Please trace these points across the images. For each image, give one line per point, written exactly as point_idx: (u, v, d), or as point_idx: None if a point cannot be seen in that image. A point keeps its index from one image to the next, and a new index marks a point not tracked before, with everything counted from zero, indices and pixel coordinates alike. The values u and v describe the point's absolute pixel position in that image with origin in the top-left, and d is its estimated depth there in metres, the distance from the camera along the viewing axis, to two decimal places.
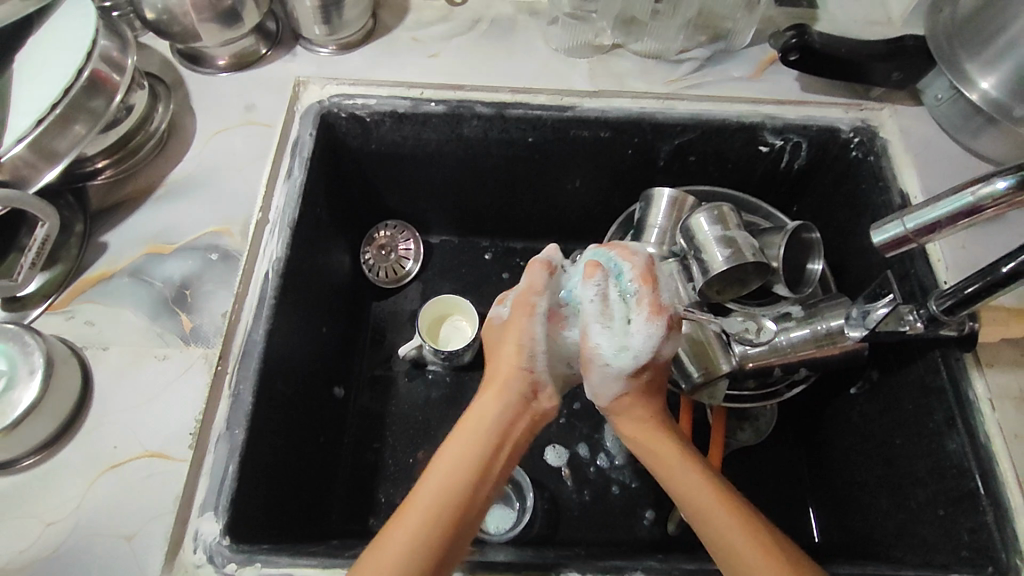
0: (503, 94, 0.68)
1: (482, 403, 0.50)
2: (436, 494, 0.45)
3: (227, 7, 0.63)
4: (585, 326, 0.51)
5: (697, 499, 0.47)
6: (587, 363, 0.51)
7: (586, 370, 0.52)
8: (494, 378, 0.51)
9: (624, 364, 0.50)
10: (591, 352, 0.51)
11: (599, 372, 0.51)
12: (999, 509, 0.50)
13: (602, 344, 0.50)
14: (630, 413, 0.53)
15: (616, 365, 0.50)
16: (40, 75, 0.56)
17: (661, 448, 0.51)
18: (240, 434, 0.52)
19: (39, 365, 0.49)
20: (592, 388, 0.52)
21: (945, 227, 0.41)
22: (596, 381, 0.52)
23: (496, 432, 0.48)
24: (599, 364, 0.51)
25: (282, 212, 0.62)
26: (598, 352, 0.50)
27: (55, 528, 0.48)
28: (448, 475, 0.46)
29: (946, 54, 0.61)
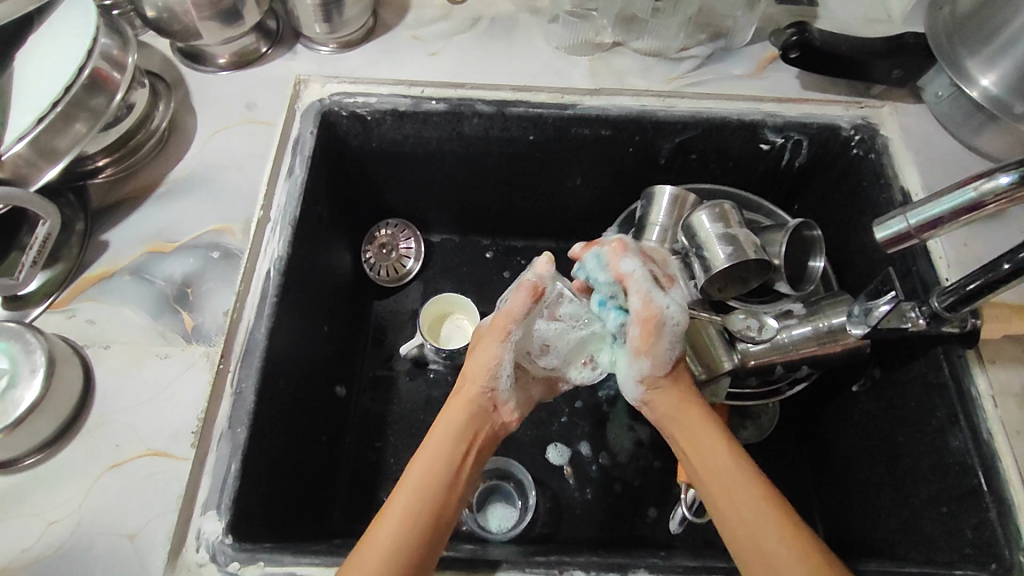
0: (504, 92, 0.68)
1: (447, 415, 0.51)
2: (421, 481, 0.46)
3: (228, 5, 0.62)
4: (637, 297, 0.52)
5: (733, 493, 0.46)
6: (649, 334, 0.52)
7: (649, 338, 0.52)
8: (458, 392, 0.53)
9: (685, 318, 0.52)
10: (657, 319, 0.51)
11: (664, 336, 0.52)
12: (1001, 505, 0.50)
13: (668, 302, 0.52)
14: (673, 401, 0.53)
15: (677, 323, 0.52)
16: (41, 74, 0.56)
17: (704, 437, 0.50)
18: (242, 433, 0.52)
19: (40, 364, 0.49)
20: (652, 359, 0.52)
21: (947, 222, 0.41)
22: (659, 347, 0.52)
23: (463, 441, 0.50)
24: (665, 320, 0.52)
25: (283, 211, 0.62)
26: (664, 312, 0.52)
27: (56, 527, 0.48)
28: (428, 468, 0.47)
29: (947, 51, 0.61)
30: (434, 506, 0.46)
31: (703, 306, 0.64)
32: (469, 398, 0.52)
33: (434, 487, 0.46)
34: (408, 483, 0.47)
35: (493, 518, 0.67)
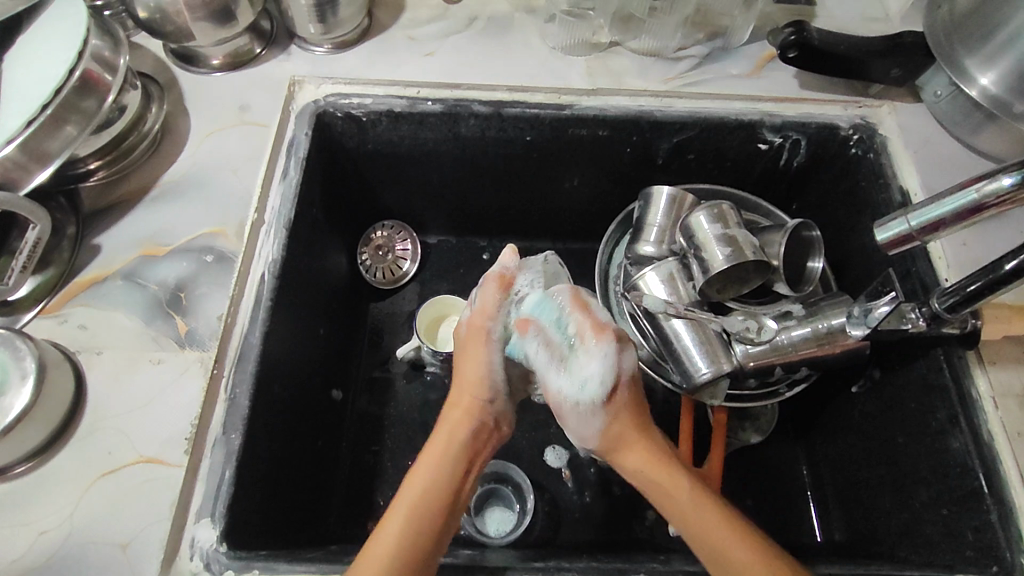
0: (500, 93, 0.68)
1: (449, 430, 0.51)
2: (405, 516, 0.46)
3: (221, 6, 0.62)
4: (541, 375, 0.52)
5: (708, 536, 0.46)
6: (561, 412, 0.53)
7: (560, 414, 0.53)
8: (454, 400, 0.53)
9: (589, 399, 0.51)
10: (558, 399, 0.52)
11: (570, 415, 0.52)
12: (1003, 507, 0.50)
13: (566, 385, 0.51)
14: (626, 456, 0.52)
15: (581, 401, 0.51)
16: (31, 76, 0.55)
17: (669, 477, 0.50)
18: (236, 439, 0.52)
19: (30, 370, 0.48)
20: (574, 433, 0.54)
21: (949, 224, 0.40)
22: (574, 424, 0.53)
23: (461, 451, 0.50)
24: (569, 405, 0.51)
25: (277, 213, 0.61)
26: (561, 394, 0.51)
27: (48, 536, 0.48)
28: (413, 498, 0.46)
29: (946, 50, 0.61)
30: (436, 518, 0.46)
31: (701, 307, 0.63)
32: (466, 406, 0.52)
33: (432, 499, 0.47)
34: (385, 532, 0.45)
35: (492, 521, 0.66)
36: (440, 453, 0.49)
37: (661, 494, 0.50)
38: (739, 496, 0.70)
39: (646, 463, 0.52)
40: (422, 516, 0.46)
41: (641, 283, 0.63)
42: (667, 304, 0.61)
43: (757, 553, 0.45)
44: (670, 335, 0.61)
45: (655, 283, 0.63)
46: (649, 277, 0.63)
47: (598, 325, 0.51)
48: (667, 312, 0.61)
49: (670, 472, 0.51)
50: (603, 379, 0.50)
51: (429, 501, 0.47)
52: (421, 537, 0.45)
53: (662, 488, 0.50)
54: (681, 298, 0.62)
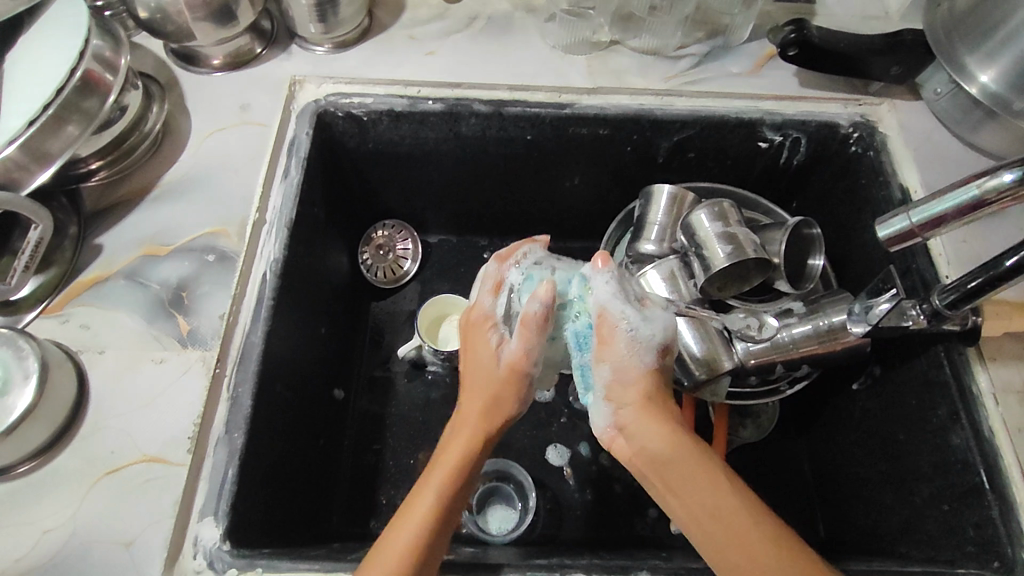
0: (501, 92, 0.68)
1: (468, 419, 0.51)
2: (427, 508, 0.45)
3: (221, 6, 0.62)
4: (603, 304, 0.54)
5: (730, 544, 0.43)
6: (608, 340, 0.53)
7: (605, 341, 0.53)
8: (475, 383, 0.53)
9: (652, 334, 0.52)
10: (615, 323, 0.53)
11: (623, 342, 0.52)
12: (1004, 503, 0.50)
13: (632, 317, 0.53)
14: (638, 424, 0.50)
15: (638, 331, 0.52)
16: (32, 75, 0.55)
17: (696, 468, 0.46)
18: (239, 437, 0.52)
19: (33, 370, 0.48)
20: (609, 363, 0.52)
21: (950, 220, 0.41)
22: (622, 349, 0.52)
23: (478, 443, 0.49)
24: (631, 334, 0.52)
25: (279, 212, 0.61)
26: (621, 322, 0.53)
27: (51, 535, 0.48)
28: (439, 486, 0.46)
29: (945, 48, 0.61)
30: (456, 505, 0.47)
31: (702, 306, 0.63)
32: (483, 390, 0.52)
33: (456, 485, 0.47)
34: (402, 529, 0.44)
35: (493, 520, 0.66)
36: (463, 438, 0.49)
37: (679, 479, 0.46)
38: None
39: (662, 441, 0.48)
40: (448, 506, 0.46)
41: (642, 282, 0.64)
42: (668, 302, 0.60)
43: (783, 552, 0.41)
44: (670, 332, 0.60)
45: (657, 281, 0.63)
46: (651, 275, 0.64)
47: (662, 300, 0.56)
48: (668, 309, 0.60)
49: (692, 453, 0.47)
50: (666, 328, 0.53)
51: (451, 487, 0.46)
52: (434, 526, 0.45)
53: (682, 471, 0.46)
54: (683, 296, 0.63)
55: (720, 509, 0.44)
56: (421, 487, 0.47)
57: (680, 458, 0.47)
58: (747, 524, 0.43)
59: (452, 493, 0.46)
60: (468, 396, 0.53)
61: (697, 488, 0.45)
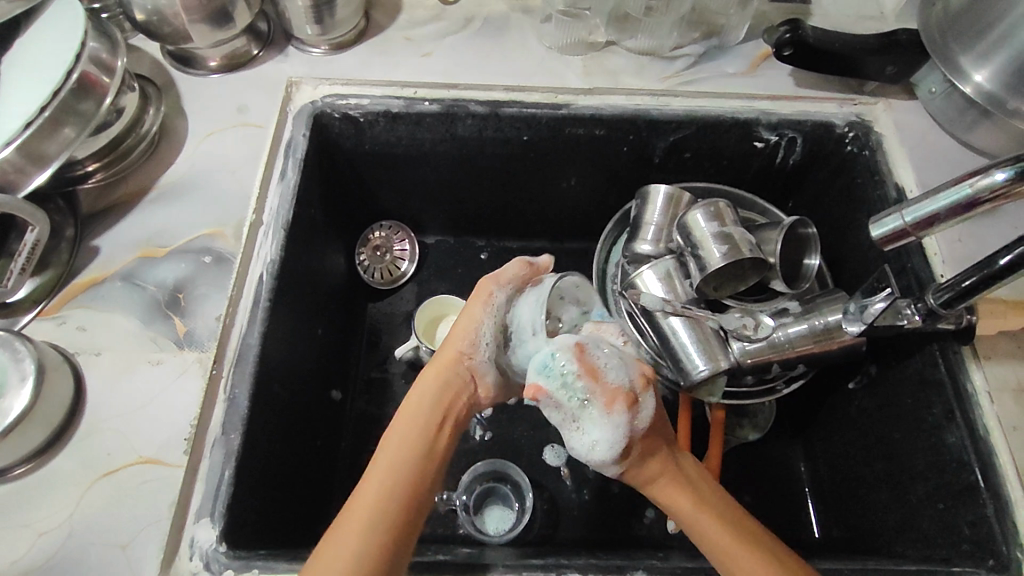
0: (497, 93, 0.68)
1: (419, 388, 0.50)
2: (374, 494, 0.44)
3: (218, 8, 0.62)
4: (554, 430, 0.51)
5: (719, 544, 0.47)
6: (576, 451, 0.53)
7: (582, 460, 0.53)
8: (436, 359, 0.52)
9: (599, 461, 0.48)
10: (569, 453, 0.51)
11: (589, 462, 0.52)
12: (999, 502, 0.50)
13: (575, 448, 0.49)
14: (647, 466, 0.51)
15: (586, 463, 0.50)
16: (29, 78, 0.56)
17: (677, 493, 0.50)
18: (236, 438, 0.52)
19: (30, 372, 0.49)
20: (599, 474, 0.53)
21: (944, 219, 0.41)
22: (597, 470, 0.52)
23: (431, 408, 0.49)
24: (582, 461, 0.49)
25: (275, 214, 0.61)
26: (575, 453, 0.50)
27: (48, 536, 0.48)
28: (383, 471, 0.45)
29: (940, 48, 0.61)
30: (407, 480, 0.45)
31: (698, 305, 0.63)
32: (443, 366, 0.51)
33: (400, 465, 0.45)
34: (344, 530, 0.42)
35: (491, 520, 0.66)
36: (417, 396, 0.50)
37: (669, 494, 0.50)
38: (738, 493, 0.70)
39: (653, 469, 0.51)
40: (392, 489, 0.44)
41: (638, 282, 0.64)
42: (664, 303, 0.61)
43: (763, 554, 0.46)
44: (667, 333, 0.61)
45: (653, 281, 0.63)
46: (647, 276, 0.63)
47: (612, 393, 0.48)
48: (665, 311, 0.61)
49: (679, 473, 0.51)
50: (611, 444, 0.48)
51: (394, 471, 0.45)
52: (398, 480, 0.45)
53: (674, 494, 0.50)
54: (679, 296, 0.62)
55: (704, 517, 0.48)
56: (369, 476, 0.45)
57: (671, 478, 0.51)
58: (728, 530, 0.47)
59: (394, 476, 0.45)
60: (428, 368, 0.52)
61: (686, 501, 0.50)
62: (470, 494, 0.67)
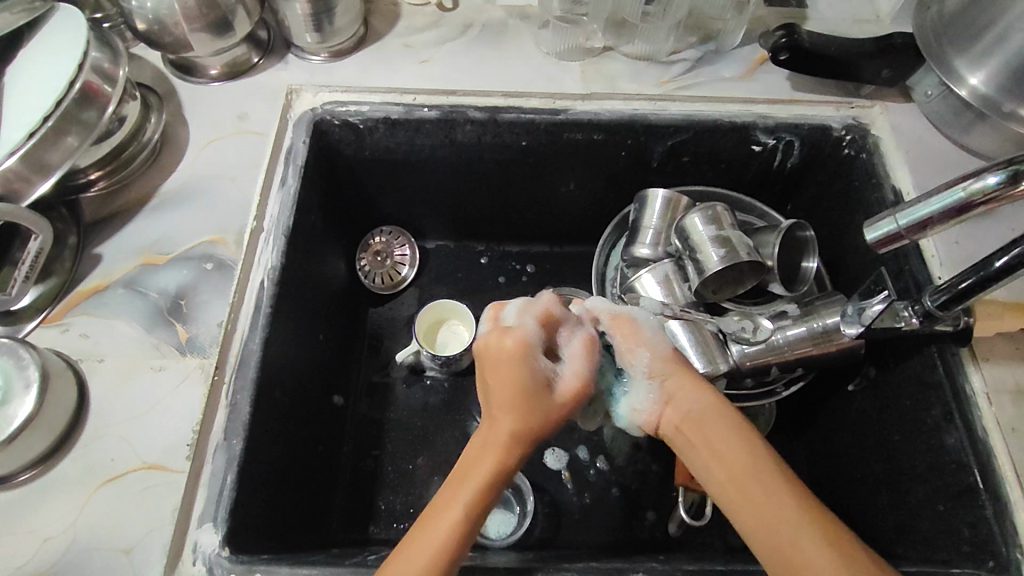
0: (495, 99, 0.69)
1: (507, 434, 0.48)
2: (460, 515, 0.44)
3: (218, 18, 0.63)
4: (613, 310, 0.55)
5: (759, 500, 0.44)
6: (631, 335, 0.54)
7: (631, 333, 0.54)
8: (532, 410, 0.49)
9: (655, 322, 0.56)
10: (631, 319, 0.54)
11: (645, 327, 0.54)
12: (997, 503, 0.50)
13: (635, 314, 0.55)
14: (680, 388, 0.51)
15: (648, 319, 0.55)
16: (33, 88, 0.56)
17: (726, 432, 0.48)
18: (238, 444, 0.52)
19: (34, 379, 0.49)
20: (645, 349, 0.53)
21: (937, 222, 0.41)
22: (644, 339, 0.53)
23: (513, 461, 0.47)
24: (646, 327, 0.54)
25: (277, 221, 0.62)
26: (635, 315, 0.55)
27: (52, 542, 0.48)
28: (471, 494, 0.45)
29: (935, 51, 0.61)
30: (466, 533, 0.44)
31: (697, 309, 0.64)
32: (537, 428, 0.48)
33: (490, 495, 0.46)
34: (436, 523, 0.44)
35: (492, 523, 0.66)
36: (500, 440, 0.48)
37: (713, 445, 0.48)
38: None
39: (696, 398, 0.50)
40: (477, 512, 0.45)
41: (637, 285, 0.64)
42: (664, 307, 0.61)
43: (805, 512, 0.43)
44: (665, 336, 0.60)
45: (652, 285, 0.64)
46: (646, 279, 0.64)
47: None
48: (665, 314, 0.60)
49: (722, 416, 0.49)
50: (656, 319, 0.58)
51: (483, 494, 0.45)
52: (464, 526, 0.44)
53: (713, 428, 0.48)
54: (678, 300, 0.63)
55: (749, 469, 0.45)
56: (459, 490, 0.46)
57: (715, 419, 0.49)
58: (772, 488, 0.44)
59: (481, 501, 0.45)
60: (517, 420, 0.48)
61: (729, 446, 0.47)
62: None
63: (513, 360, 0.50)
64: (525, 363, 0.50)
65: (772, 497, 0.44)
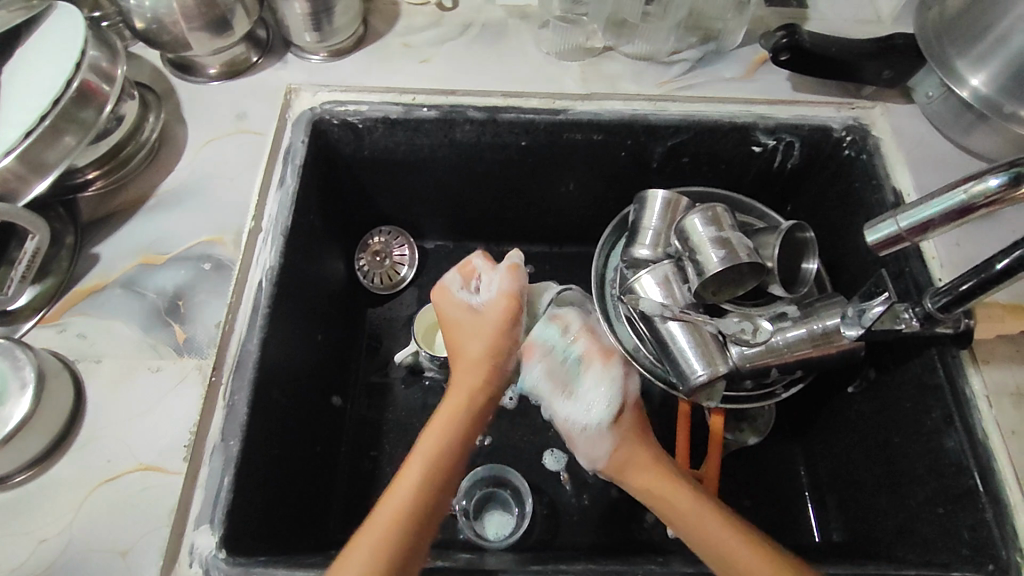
0: (495, 99, 0.69)
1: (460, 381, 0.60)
2: (407, 493, 0.51)
3: (216, 17, 0.62)
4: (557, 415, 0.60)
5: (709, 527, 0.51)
6: (574, 443, 0.61)
7: (574, 442, 0.60)
8: (474, 334, 0.62)
9: (601, 419, 0.59)
10: (576, 438, 0.60)
11: (581, 439, 0.60)
12: (997, 506, 0.50)
13: (572, 408, 0.60)
14: (625, 457, 0.58)
15: (589, 422, 0.59)
16: (30, 86, 0.56)
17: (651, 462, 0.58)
18: (235, 445, 0.52)
19: (30, 380, 0.49)
20: (589, 461, 0.60)
21: (938, 225, 0.41)
22: (590, 447, 0.59)
23: (464, 417, 0.57)
24: (580, 429, 0.59)
25: (275, 221, 0.62)
26: (574, 421, 0.60)
27: (49, 544, 0.48)
28: (414, 477, 0.52)
29: (936, 52, 0.61)
30: (412, 507, 0.50)
31: (697, 310, 0.63)
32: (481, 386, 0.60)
33: (439, 463, 0.54)
34: (377, 520, 0.49)
35: (490, 525, 0.67)
36: (448, 403, 0.58)
37: (642, 476, 0.57)
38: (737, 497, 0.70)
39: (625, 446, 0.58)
40: (421, 493, 0.51)
41: (636, 287, 0.63)
42: (663, 308, 0.61)
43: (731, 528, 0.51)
44: (665, 337, 0.61)
45: (651, 287, 0.63)
46: (645, 280, 0.63)
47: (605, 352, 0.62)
48: (664, 315, 0.61)
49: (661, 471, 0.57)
50: (606, 403, 0.59)
51: (432, 468, 0.53)
52: (418, 507, 0.50)
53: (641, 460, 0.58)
54: (677, 301, 0.62)
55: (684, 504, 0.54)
56: (405, 470, 0.53)
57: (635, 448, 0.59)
58: (715, 526, 0.51)
59: (430, 475, 0.52)
60: (466, 373, 0.61)
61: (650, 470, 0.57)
62: (469, 499, 0.67)
63: (453, 317, 0.64)
64: (464, 319, 0.63)
65: (714, 526, 0.51)
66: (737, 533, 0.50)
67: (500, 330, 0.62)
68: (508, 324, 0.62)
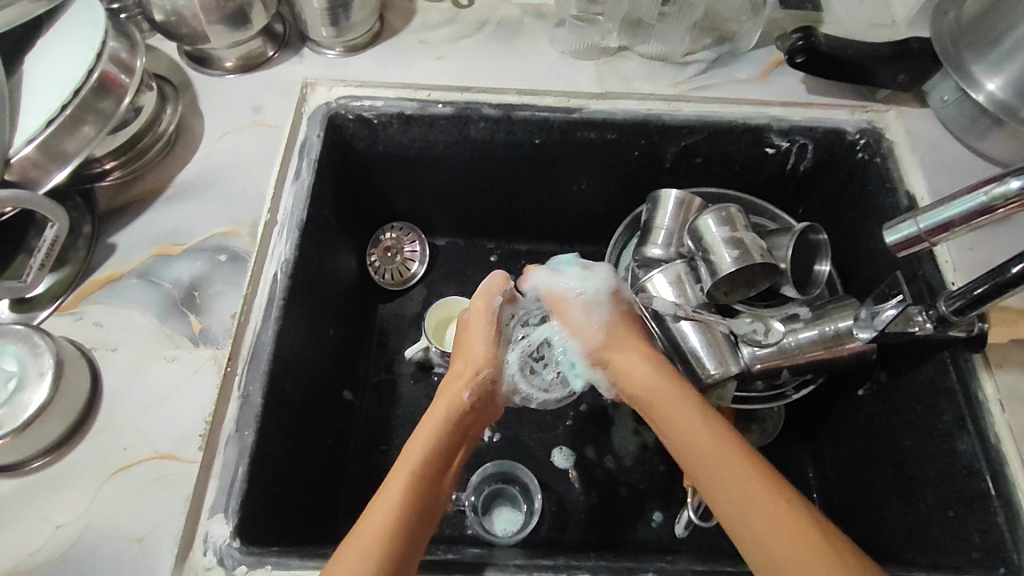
0: (510, 96, 0.69)
1: (443, 399, 0.54)
2: (395, 495, 0.45)
3: (235, 11, 0.63)
4: (552, 293, 0.58)
5: (733, 488, 0.44)
6: (568, 313, 0.58)
7: (565, 314, 0.58)
8: (459, 373, 0.56)
9: (595, 292, 0.57)
10: (564, 298, 0.58)
11: (573, 308, 0.57)
12: (1009, 509, 0.50)
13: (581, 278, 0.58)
14: (625, 360, 0.54)
15: (582, 291, 0.57)
16: (50, 75, 0.56)
17: (680, 410, 0.49)
18: (250, 435, 0.52)
19: (48, 367, 0.49)
20: (574, 333, 0.57)
21: (957, 226, 0.41)
22: (569, 317, 0.57)
23: (454, 422, 0.52)
24: (576, 300, 0.57)
25: (290, 214, 0.62)
26: (567, 291, 0.58)
27: (64, 530, 0.48)
28: (412, 466, 0.48)
29: (952, 56, 0.61)
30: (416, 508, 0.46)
31: (709, 310, 0.63)
32: (470, 382, 0.55)
33: (430, 466, 0.48)
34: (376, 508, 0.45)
35: (498, 521, 0.66)
36: (445, 393, 0.54)
37: (667, 414, 0.50)
38: None
39: (646, 377, 0.52)
40: (418, 489, 0.46)
41: (649, 285, 0.63)
42: (676, 307, 0.61)
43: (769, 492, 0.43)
44: (677, 337, 0.60)
45: (663, 285, 0.63)
46: (658, 279, 0.63)
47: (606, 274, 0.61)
48: (676, 315, 0.61)
49: (666, 387, 0.51)
50: (604, 279, 0.58)
51: (428, 464, 0.48)
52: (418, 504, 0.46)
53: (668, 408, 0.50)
54: (689, 300, 0.62)
55: (704, 441, 0.47)
56: (394, 474, 0.47)
57: (662, 394, 0.51)
58: (748, 485, 0.43)
59: (426, 472, 0.48)
60: (447, 385, 0.55)
61: (685, 425, 0.48)
62: (478, 495, 0.68)
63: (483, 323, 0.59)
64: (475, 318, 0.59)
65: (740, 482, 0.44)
66: (755, 482, 0.43)
67: (490, 340, 0.57)
68: (494, 331, 0.58)
